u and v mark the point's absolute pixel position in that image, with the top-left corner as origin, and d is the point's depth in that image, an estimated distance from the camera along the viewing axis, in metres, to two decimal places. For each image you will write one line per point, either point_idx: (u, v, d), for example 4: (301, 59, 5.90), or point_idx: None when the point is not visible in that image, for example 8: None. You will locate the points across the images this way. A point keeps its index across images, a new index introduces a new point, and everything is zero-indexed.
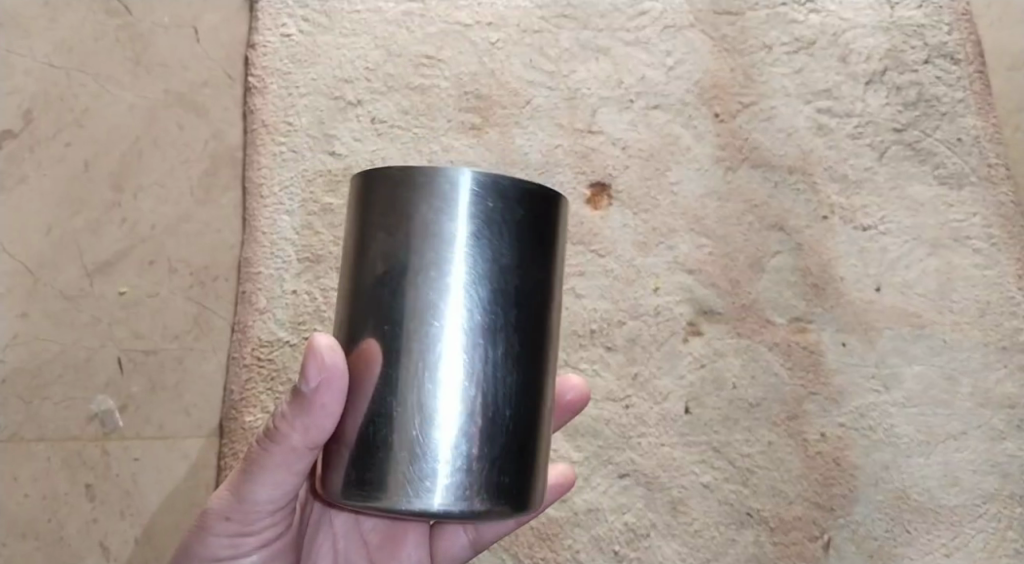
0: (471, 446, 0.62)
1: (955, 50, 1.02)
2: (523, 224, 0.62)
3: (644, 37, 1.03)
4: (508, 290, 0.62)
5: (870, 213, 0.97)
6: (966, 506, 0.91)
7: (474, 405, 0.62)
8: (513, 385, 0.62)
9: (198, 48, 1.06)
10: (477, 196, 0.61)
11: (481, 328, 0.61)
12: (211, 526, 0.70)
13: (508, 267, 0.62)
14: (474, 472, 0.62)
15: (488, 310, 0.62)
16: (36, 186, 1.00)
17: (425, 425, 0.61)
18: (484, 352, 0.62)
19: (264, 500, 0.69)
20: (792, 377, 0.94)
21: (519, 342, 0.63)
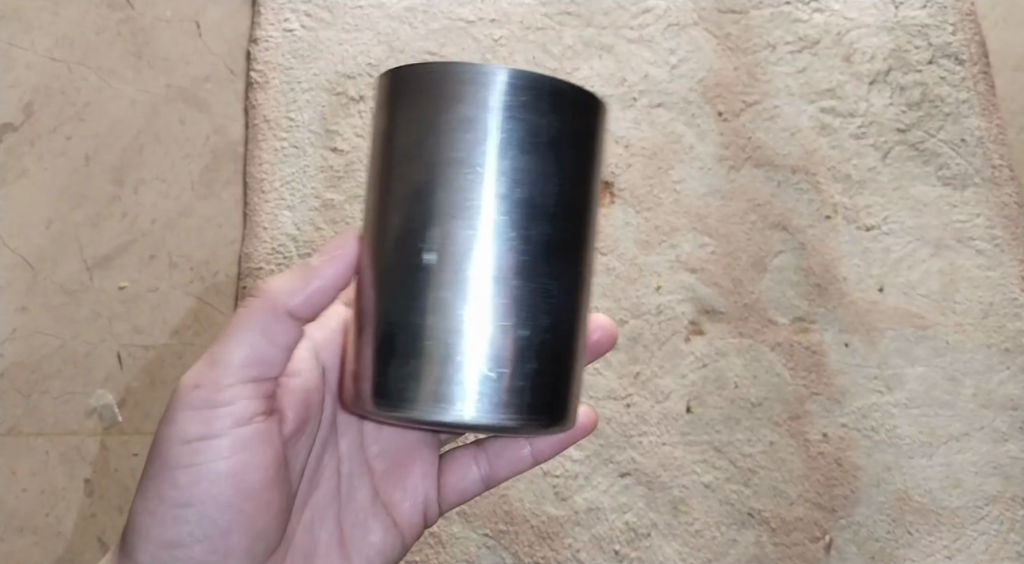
0: (502, 358, 0.60)
1: (960, 50, 1.01)
2: (565, 128, 0.60)
3: (648, 35, 1.03)
4: (549, 196, 0.60)
5: (874, 213, 0.97)
6: (968, 508, 0.91)
7: (506, 316, 0.60)
8: (547, 299, 0.60)
9: (200, 43, 1.05)
10: (512, 95, 0.59)
11: (520, 234, 0.59)
12: (184, 403, 0.63)
13: (545, 173, 0.59)
14: (504, 386, 0.60)
15: (528, 217, 0.59)
16: (37, 180, 1.00)
17: (453, 334, 0.60)
18: (521, 262, 0.60)
19: (242, 364, 0.63)
20: (794, 377, 0.93)
21: (559, 252, 0.60)
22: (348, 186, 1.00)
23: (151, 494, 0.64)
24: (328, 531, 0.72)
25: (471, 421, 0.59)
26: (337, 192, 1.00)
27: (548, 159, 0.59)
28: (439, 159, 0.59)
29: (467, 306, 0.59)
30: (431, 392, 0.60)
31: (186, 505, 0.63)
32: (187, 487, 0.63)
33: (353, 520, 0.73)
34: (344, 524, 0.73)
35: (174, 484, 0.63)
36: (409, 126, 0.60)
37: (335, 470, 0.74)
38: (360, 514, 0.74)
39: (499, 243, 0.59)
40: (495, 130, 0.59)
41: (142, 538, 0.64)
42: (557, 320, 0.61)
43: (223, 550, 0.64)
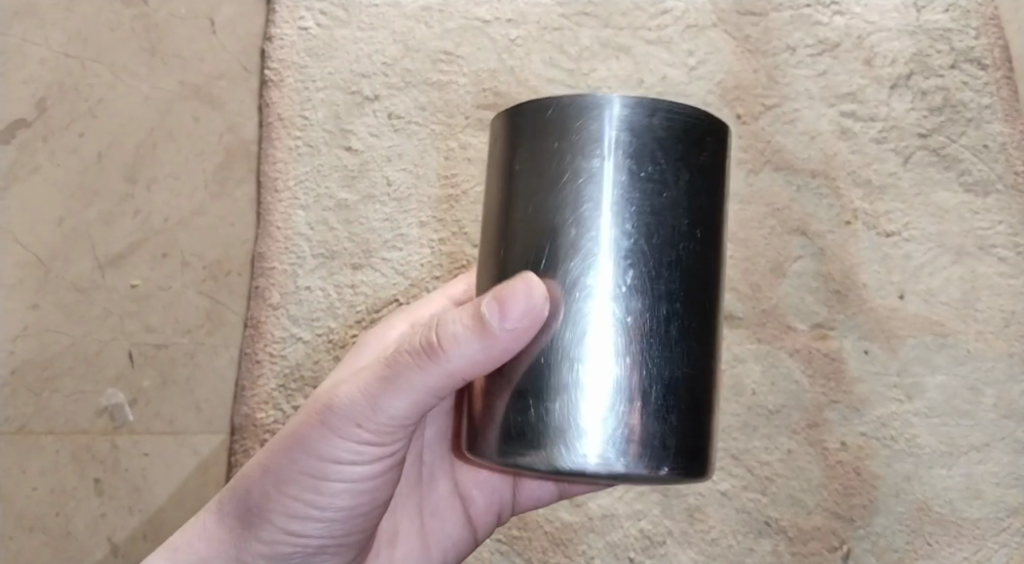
0: (627, 394, 0.61)
1: (982, 55, 1.00)
2: (683, 160, 0.61)
3: (666, 36, 1.02)
4: (669, 236, 0.61)
5: (894, 219, 0.96)
6: (989, 519, 0.89)
7: (629, 350, 0.61)
8: (671, 331, 0.61)
9: (216, 40, 1.03)
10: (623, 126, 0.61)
11: (639, 278, 0.61)
12: (336, 428, 0.66)
13: (661, 205, 0.61)
14: (631, 431, 0.61)
15: (646, 260, 0.61)
16: (49, 176, 0.99)
17: (579, 370, 0.61)
18: (641, 307, 0.61)
19: (399, 415, 0.65)
20: (813, 385, 0.92)
21: (679, 292, 0.62)
22: (363, 186, 0.99)
23: (288, 492, 0.68)
24: (410, 519, 0.78)
25: (597, 467, 0.60)
26: (350, 192, 0.99)
27: (663, 189, 0.61)
28: (560, 196, 0.61)
29: (590, 340, 0.61)
30: (552, 435, 0.61)
31: (314, 511, 0.68)
32: (319, 497, 0.68)
33: (432, 510, 0.79)
34: (424, 515, 0.79)
35: (307, 490, 0.68)
36: (526, 164, 0.62)
37: (418, 461, 0.79)
38: (439, 506, 0.79)
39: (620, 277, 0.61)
40: (609, 169, 0.61)
41: (267, 522, 0.69)
42: (682, 352, 0.62)
43: (331, 544, 0.71)
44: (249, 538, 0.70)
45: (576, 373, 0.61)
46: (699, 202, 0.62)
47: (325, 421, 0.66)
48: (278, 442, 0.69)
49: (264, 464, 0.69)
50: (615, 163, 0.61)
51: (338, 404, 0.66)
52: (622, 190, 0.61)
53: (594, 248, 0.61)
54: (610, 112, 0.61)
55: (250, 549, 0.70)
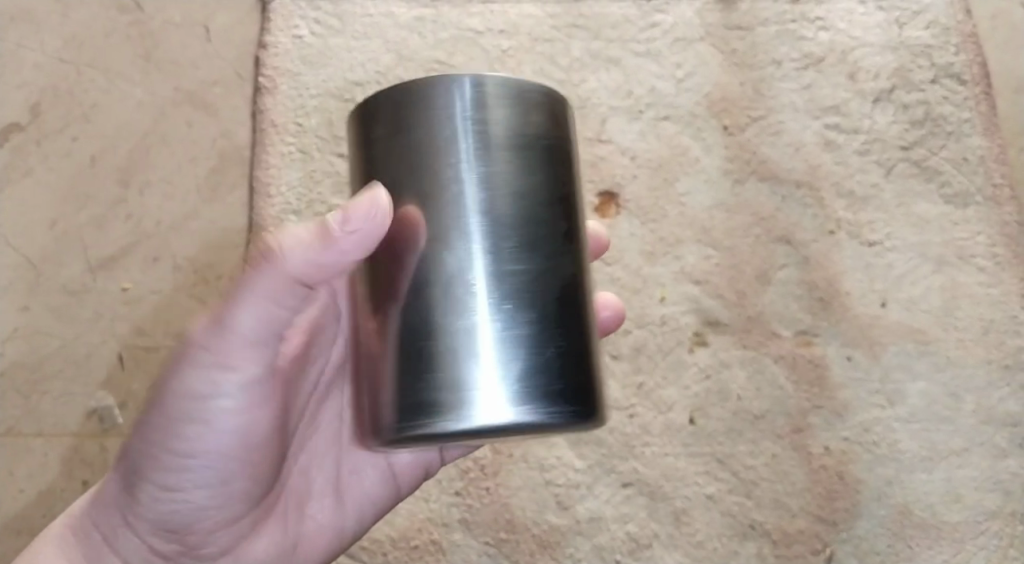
0: (519, 352, 0.57)
1: (961, 70, 1.02)
2: (534, 124, 0.59)
3: (655, 49, 1.04)
4: (539, 197, 0.59)
5: (876, 228, 0.98)
6: (969, 523, 0.91)
7: (504, 316, 0.57)
8: (555, 283, 0.59)
9: (209, 47, 1.05)
10: (476, 103, 0.58)
11: (517, 237, 0.58)
12: (199, 358, 0.60)
13: (532, 174, 0.59)
14: (526, 387, 0.57)
15: (522, 220, 0.58)
16: (42, 179, 1.01)
17: (471, 332, 0.57)
18: (522, 265, 0.58)
19: (248, 333, 0.59)
20: (796, 390, 0.94)
21: (557, 250, 0.59)
22: None
23: (153, 444, 0.63)
24: (323, 480, 0.74)
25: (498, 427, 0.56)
26: (343, 198, 0.99)
27: (533, 150, 0.59)
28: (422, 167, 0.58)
29: (478, 305, 0.57)
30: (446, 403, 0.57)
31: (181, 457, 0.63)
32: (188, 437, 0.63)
33: (351, 466, 0.75)
34: (341, 472, 0.75)
35: (174, 431, 0.62)
36: (384, 142, 0.59)
37: (337, 417, 0.75)
38: (359, 460, 0.75)
39: (500, 234, 0.58)
40: (463, 139, 0.58)
41: (146, 476, 0.64)
42: (570, 313, 0.59)
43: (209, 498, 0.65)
44: (130, 491, 0.65)
45: (469, 338, 0.57)
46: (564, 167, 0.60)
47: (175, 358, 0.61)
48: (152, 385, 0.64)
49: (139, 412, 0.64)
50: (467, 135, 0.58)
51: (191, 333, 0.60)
52: (479, 164, 0.58)
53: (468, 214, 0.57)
54: (459, 84, 0.58)
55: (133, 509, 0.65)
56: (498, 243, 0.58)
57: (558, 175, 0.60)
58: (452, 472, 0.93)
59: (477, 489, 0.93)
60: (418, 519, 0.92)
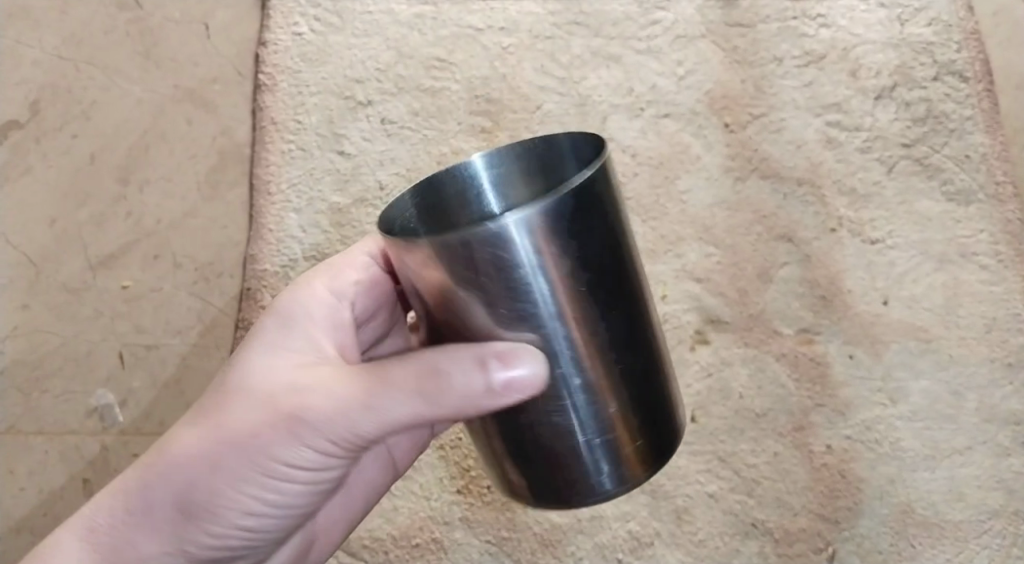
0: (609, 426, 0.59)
1: (963, 67, 1.02)
2: (580, 223, 0.53)
3: (656, 46, 1.04)
4: (601, 292, 0.55)
5: (878, 226, 0.97)
6: (971, 521, 0.89)
7: (599, 395, 0.58)
8: (631, 356, 0.58)
9: (209, 44, 1.05)
10: (543, 232, 0.52)
11: (590, 335, 0.56)
12: (308, 435, 0.63)
13: (594, 273, 0.55)
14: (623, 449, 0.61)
15: (592, 318, 0.56)
16: (42, 177, 1.02)
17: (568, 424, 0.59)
18: (599, 355, 0.57)
19: (366, 426, 0.61)
20: (798, 388, 0.93)
21: (623, 326, 0.57)
22: (355, 189, 0.98)
23: (234, 487, 0.65)
24: None
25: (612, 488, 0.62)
26: (343, 195, 0.98)
27: (588, 249, 0.54)
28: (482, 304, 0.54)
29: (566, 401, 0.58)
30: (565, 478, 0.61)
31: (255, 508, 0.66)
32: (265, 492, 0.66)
33: None
34: None
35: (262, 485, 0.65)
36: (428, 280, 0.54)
37: None
38: None
39: (572, 340, 0.56)
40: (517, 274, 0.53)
41: (207, 520, 0.66)
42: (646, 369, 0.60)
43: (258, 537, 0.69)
44: (182, 526, 0.66)
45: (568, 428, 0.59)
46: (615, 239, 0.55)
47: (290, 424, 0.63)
48: (225, 432, 0.64)
49: (209, 456, 0.64)
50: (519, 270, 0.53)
51: (310, 406, 0.62)
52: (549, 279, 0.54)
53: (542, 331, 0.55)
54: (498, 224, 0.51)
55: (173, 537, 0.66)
56: (573, 347, 0.56)
57: (614, 257, 0.55)
58: (453, 470, 0.93)
59: (478, 487, 0.92)
60: (420, 517, 0.92)
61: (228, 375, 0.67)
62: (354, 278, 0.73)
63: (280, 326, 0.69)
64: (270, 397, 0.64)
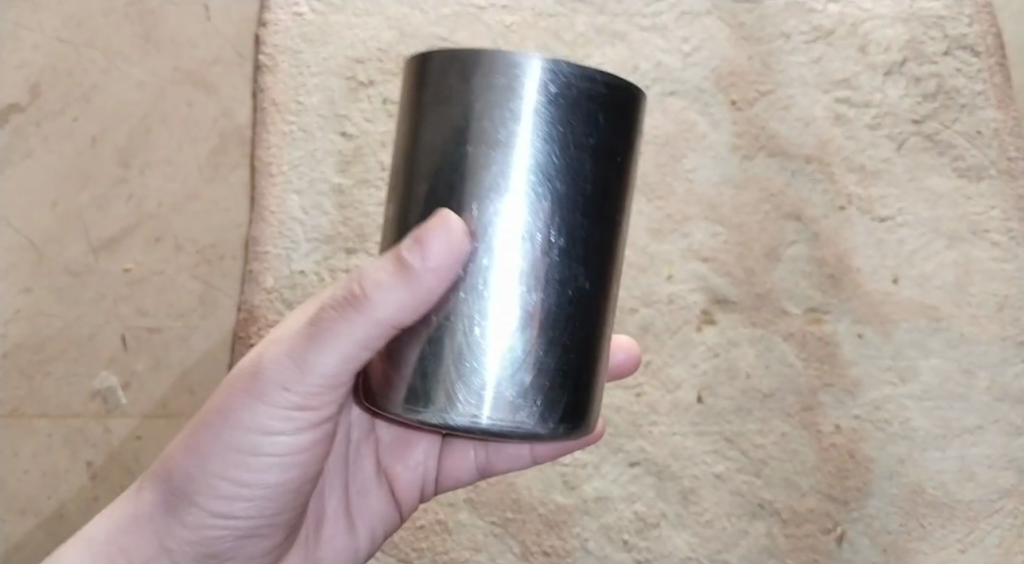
0: (524, 333, 0.60)
1: (976, 42, 0.97)
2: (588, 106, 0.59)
3: (660, 23, 0.99)
4: (582, 160, 0.60)
5: (888, 204, 0.95)
6: (982, 501, 0.91)
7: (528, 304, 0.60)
8: (572, 273, 0.60)
9: (210, 26, 1.02)
10: (552, 82, 0.59)
11: (546, 203, 0.59)
12: (260, 394, 0.65)
13: (581, 144, 0.59)
14: (533, 347, 0.60)
15: (557, 186, 0.59)
16: (41, 160, 1.00)
17: (484, 318, 0.60)
18: (544, 246, 0.60)
19: (329, 372, 0.63)
20: (807, 368, 0.93)
21: (580, 218, 0.60)
22: (358, 170, 0.98)
23: (210, 452, 0.67)
24: (337, 493, 0.78)
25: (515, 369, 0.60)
26: (345, 176, 0.98)
27: (586, 138, 0.59)
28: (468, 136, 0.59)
29: (493, 296, 0.60)
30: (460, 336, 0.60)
31: (250, 495, 0.68)
32: (246, 474, 0.67)
33: (358, 488, 0.79)
34: (350, 492, 0.79)
35: (244, 453, 0.67)
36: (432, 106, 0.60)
37: (347, 439, 0.78)
38: (365, 483, 0.80)
39: (526, 222, 0.59)
40: (526, 121, 0.59)
41: (198, 496, 0.68)
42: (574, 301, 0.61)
43: (271, 522, 0.71)
44: (176, 524, 0.68)
45: (480, 306, 0.60)
46: (608, 158, 0.61)
47: (252, 380, 0.65)
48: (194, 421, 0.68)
49: (182, 444, 0.68)
50: (529, 104, 0.59)
51: (270, 363, 0.64)
52: (540, 138, 0.59)
53: (494, 224, 0.59)
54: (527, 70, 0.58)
55: (179, 540, 0.69)
56: (525, 230, 0.59)
57: (598, 157, 0.60)
58: None
59: None
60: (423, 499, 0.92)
61: None
62: None
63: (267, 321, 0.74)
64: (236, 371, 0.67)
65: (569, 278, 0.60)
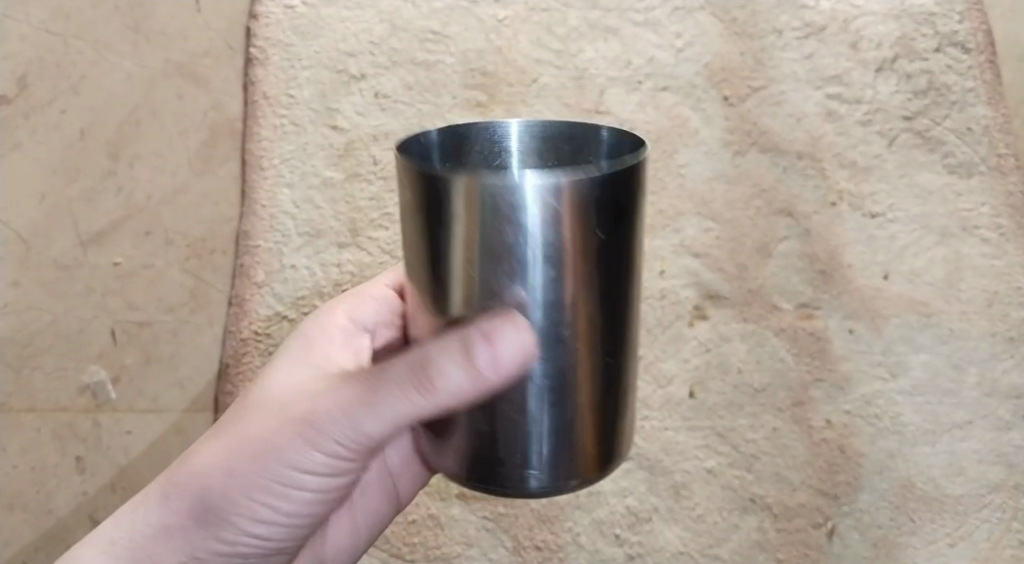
0: (559, 410, 0.62)
1: (966, 38, 0.96)
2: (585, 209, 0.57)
3: (653, 19, 0.98)
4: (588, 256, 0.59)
5: (878, 201, 0.95)
6: (971, 495, 0.92)
7: (554, 386, 0.62)
8: (593, 350, 0.62)
9: (199, 19, 0.99)
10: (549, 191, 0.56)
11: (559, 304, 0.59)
12: (312, 442, 0.69)
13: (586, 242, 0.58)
14: (566, 419, 0.63)
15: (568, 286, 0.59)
16: (31, 150, 0.99)
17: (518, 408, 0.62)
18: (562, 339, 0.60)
19: (374, 433, 0.67)
20: (797, 363, 0.93)
21: (594, 303, 0.60)
22: (350, 165, 0.98)
23: (255, 483, 0.71)
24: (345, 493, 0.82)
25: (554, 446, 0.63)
26: (337, 170, 0.98)
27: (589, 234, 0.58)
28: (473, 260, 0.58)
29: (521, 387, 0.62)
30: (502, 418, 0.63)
31: (281, 522, 0.73)
32: (281, 503, 0.72)
33: (362, 492, 0.83)
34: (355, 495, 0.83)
35: (288, 487, 0.71)
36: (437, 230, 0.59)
37: None
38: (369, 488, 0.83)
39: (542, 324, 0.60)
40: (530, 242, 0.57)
41: (231, 515, 0.72)
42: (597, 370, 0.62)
43: (293, 536, 0.75)
44: (202, 537, 0.73)
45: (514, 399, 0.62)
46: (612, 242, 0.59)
47: (307, 429, 0.69)
48: (237, 443, 0.72)
49: (219, 466, 0.71)
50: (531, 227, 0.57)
51: (324, 415, 0.68)
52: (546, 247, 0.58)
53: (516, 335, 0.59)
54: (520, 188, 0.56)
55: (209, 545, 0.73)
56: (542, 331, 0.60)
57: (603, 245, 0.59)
58: None
59: None
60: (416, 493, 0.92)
61: (251, 396, 0.76)
62: (376, 315, 0.84)
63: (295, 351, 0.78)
64: (287, 413, 0.71)
65: (590, 356, 0.62)
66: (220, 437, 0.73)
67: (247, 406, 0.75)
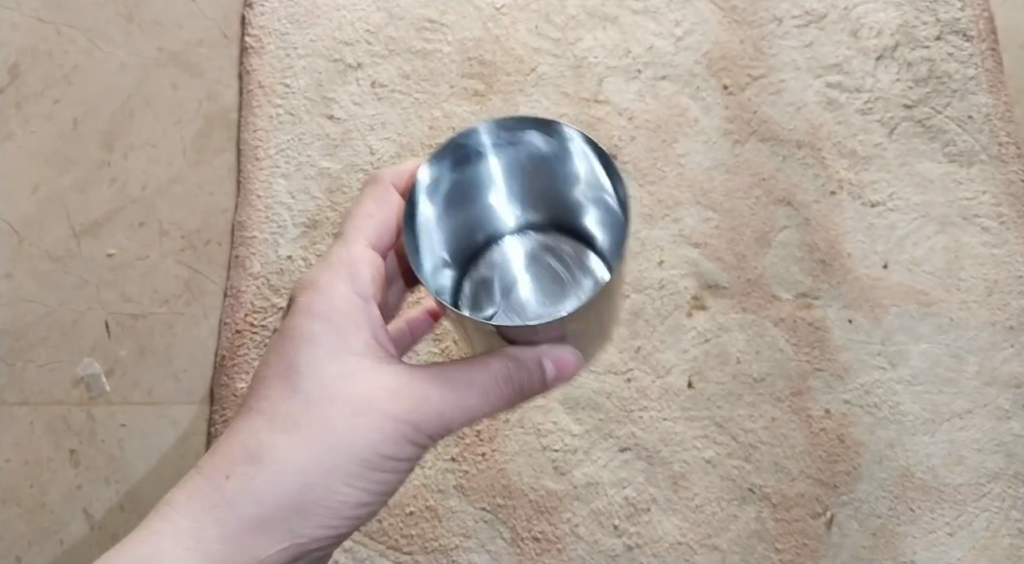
0: None
1: (968, 26, 1.00)
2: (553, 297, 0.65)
3: (652, 7, 1.03)
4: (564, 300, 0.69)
5: (878, 189, 0.96)
6: (971, 485, 0.88)
7: None
8: None
9: (193, 7, 1.03)
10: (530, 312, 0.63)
11: None
12: (410, 436, 0.64)
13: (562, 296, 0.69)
14: None
15: None
16: (24, 141, 1.00)
17: None
18: None
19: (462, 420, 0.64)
20: (796, 353, 0.92)
21: None
22: (345, 154, 0.97)
23: (350, 482, 0.64)
24: None
25: None
26: (333, 160, 0.97)
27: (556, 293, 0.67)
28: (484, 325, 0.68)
29: None
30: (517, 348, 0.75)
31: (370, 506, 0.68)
32: (373, 494, 0.66)
33: None
34: None
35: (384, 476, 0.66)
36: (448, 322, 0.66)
37: None
38: None
39: None
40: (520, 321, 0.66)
41: (329, 514, 0.65)
42: None
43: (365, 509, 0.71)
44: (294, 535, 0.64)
45: None
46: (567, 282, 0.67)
47: (398, 426, 0.63)
48: (328, 443, 0.63)
49: (316, 468, 0.63)
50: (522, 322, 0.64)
51: (421, 412, 0.63)
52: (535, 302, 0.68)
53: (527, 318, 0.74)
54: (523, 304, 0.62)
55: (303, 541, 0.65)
56: None
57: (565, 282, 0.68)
58: (449, 437, 0.92)
59: (473, 454, 0.92)
60: (414, 485, 0.91)
61: (307, 390, 0.63)
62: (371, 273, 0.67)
63: (329, 330, 0.64)
64: (371, 409, 0.63)
65: None
66: (300, 436, 0.63)
67: (316, 403, 0.63)
